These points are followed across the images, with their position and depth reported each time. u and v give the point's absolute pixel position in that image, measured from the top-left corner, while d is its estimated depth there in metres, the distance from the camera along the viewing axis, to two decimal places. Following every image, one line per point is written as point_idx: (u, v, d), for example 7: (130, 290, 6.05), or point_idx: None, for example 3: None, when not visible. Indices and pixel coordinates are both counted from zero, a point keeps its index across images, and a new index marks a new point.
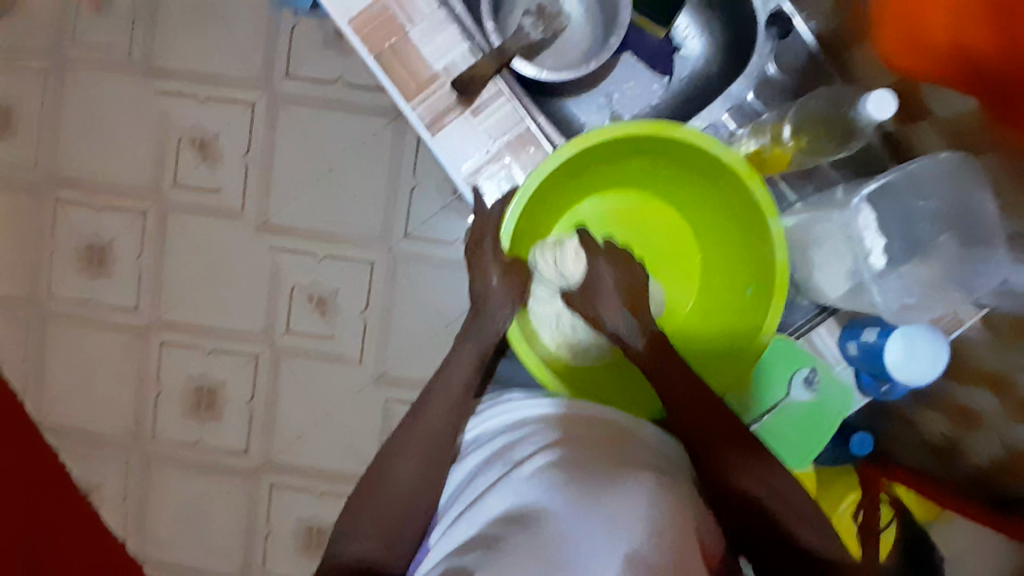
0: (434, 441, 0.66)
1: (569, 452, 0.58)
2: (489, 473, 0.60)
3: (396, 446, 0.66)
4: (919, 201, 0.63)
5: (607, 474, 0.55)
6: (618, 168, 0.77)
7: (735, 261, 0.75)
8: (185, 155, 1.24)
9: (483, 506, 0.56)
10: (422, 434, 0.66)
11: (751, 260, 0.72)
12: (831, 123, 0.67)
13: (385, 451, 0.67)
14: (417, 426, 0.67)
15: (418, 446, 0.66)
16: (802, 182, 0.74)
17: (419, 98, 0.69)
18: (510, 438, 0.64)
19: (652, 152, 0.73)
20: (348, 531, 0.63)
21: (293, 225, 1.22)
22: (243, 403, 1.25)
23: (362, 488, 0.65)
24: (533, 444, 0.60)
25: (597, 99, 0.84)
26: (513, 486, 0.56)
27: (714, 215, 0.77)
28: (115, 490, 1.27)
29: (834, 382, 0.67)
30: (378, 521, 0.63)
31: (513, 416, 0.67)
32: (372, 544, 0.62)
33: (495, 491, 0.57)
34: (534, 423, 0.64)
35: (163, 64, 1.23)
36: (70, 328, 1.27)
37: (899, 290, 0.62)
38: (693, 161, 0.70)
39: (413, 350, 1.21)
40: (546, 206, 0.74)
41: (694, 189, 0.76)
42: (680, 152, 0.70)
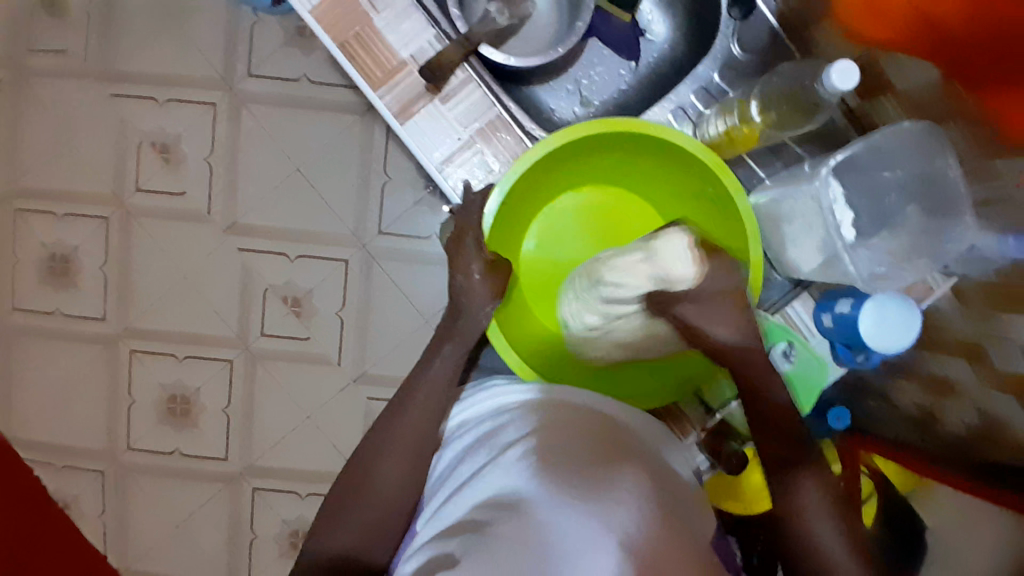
0: (420, 442, 0.64)
1: (553, 437, 0.58)
2: (474, 458, 0.60)
3: (375, 446, 0.63)
4: (884, 172, 0.65)
5: (591, 461, 0.55)
6: (590, 164, 0.77)
7: None
8: (147, 158, 1.20)
9: (470, 493, 0.55)
10: (404, 437, 0.64)
11: None
12: (797, 100, 0.66)
13: (367, 449, 0.64)
14: (397, 425, 0.64)
15: (402, 447, 0.63)
16: (773, 160, 0.75)
17: (386, 88, 0.68)
18: (494, 422, 0.63)
19: (625, 150, 0.74)
20: (331, 527, 0.62)
21: (263, 226, 1.19)
22: (220, 409, 1.22)
23: (343, 486, 0.63)
24: (518, 429, 0.60)
25: (567, 84, 0.83)
26: (497, 472, 0.55)
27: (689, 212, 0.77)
28: (91, 507, 1.23)
29: (811, 355, 0.67)
30: (359, 522, 0.61)
31: (495, 402, 0.67)
32: (353, 541, 0.61)
33: (480, 478, 0.56)
34: (517, 409, 0.64)
35: (120, 67, 1.20)
36: (35, 342, 1.23)
37: (870, 260, 0.62)
38: (662, 155, 0.71)
39: (392, 347, 1.20)
40: (524, 204, 0.75)
41: (665, 182, 0.77)
42: (649, 147, 0.71)
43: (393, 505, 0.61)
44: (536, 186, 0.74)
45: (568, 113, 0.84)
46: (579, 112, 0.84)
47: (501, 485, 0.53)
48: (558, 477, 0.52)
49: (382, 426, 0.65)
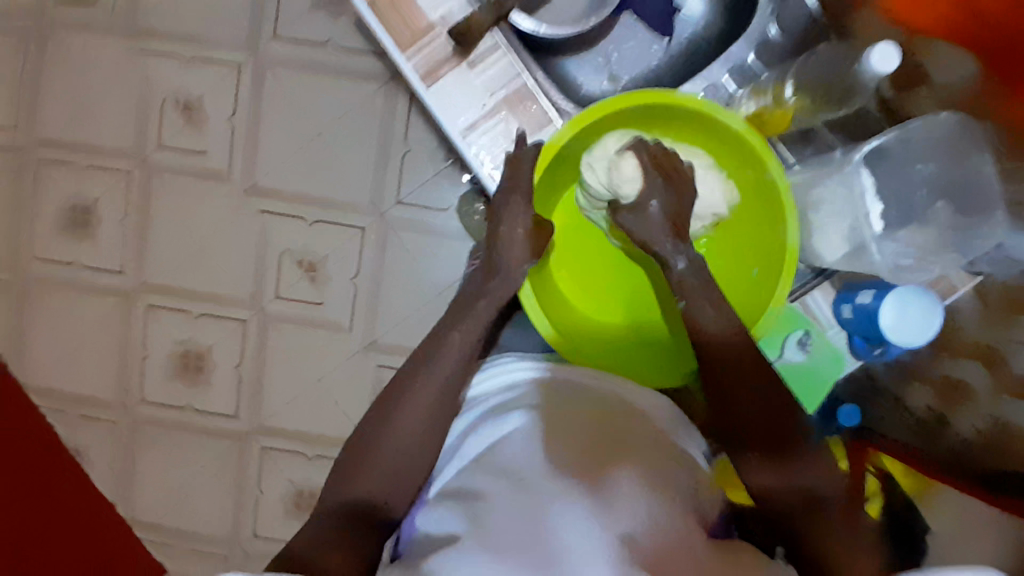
0: (440, 396, 0.63)
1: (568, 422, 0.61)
2: (489, 434, 0.62)
3: (397, 401, 0.63)
4: (916, 165, 0.62)
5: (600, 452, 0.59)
6: None
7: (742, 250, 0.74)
8: (171, 115, 1.20)
9: (489, 469, 0.58)
10: (425, 392, 0.63)
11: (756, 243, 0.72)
12: (829, 87, 0.64)
13: (387, 401, 0.64)
14: (420, 381, 0.63)
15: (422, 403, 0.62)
16: (801, 145, 0.72)
17: (414, 50, 0.68)
18: (506, 399, 0.65)
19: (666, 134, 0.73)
20: (348, 476, 0.61)
21: (282, 189, 1.20)
22: (232, 369, 1.24)
23: (360, 438, 0.62)
24: (533, 409, 0.63)
25: (596, 59, 0.82)
26: (514, 455, 0.59)
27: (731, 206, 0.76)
28: (102, 457, 1.26)
29: (826, 345, 0.67)
30: (376, 474, 0.60)
31: (511, 377, 0.68)
32: (371, 493, 0.60)
33: (494, 455, 0.59)
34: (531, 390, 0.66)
35: (147, 21, 1.20)
36: (53, 292, 1.25)
37: (893, 253, 0.62)
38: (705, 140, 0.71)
39: (404, 318, 1.20)
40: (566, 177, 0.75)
41: None
42: (691, 130, 0.71)
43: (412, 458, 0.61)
44: (574, 160, 0.73)
45: (596, 87, 0.82)
46: (608, 86, 0.83)
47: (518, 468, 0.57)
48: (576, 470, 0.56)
49: (403, 378, 0.64)
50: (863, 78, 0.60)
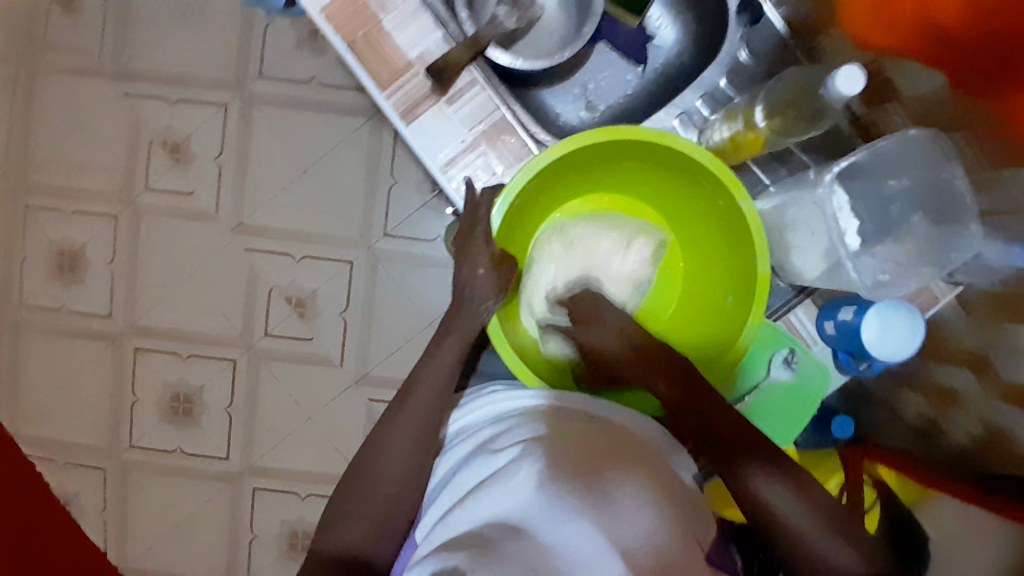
0: (423, 430, 0.63)
1: (553, 446, 0.57)
2: (472, 467, 0.58)
3: (380, 441, 0.63)
4: (887, 181, 0.63)
5: (591, 470, 0.55)
6: (604, 171, 0.76)
7: (717, 276, 0.76)
8: (157, 157, 1.21)
9: (473, 506, 0.54)
10: (408, 427, 0.63)
11: (732, 269, 0.72)
12: (800, 106, 0.65)
13: (370, 446, 0.63)
14: (402, 420, 0.64)
15: (405, 438, 0.63)
16: (775, 167, 0.75)
17: (393, 88, 0.69)
18: (494, 430, 0.62)
19: (630, 159, 0.73)
20: (335, 525, 0.60)
21: (269, 227, 1.20)
22: (222, 408, 1.23)
23: (346, 485, 0.62)
24: (518, 437, 0.59)
25: (573, 88, 0.84)
26: (498, 484, 0.54)
27: (704, 229, 0.76)
28: (92, 503, 1.23)
29: (812, 362, 0.66)
30: (363, 517, 0.60)
31: (502, 407, 0.66)
32: (359, 539, 0.59)
33: (482, 485, 0.55)
34: (518, 416, 0.63)
35: (133, 67, 1.21)
36: (41, 338, 1.24)
37: (873, 267, 0.62)
38: (671, 166, 0.71)
39: (394, 351, 1.20)
40: (538, 206, 0.75)
41: (674, 191, 0.76)
42: (656, 157, 0.70)
43: (398, 496, 0.60)
44: (540, 193, 0.73)
45: (574, 117, 0.84)
46: (585, 116, 0.84)
47: (504, 501, 0.52)
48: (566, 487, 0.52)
49: (384, 421, 0.64)
50: (830, 101, 0.61)
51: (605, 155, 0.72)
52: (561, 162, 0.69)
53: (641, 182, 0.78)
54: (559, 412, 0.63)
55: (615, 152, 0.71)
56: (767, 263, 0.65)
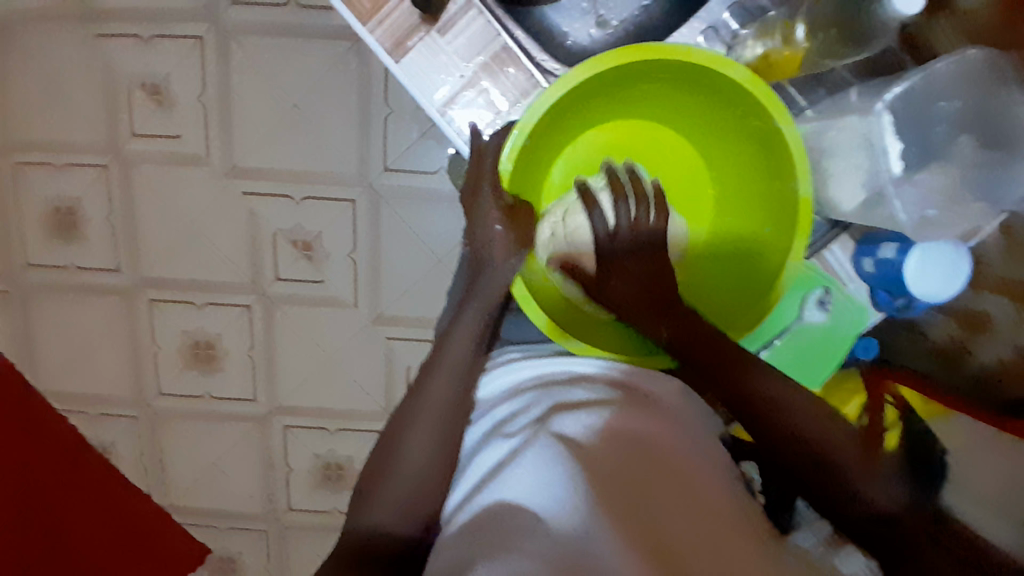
0: (448, 406, 0.62)
1: (556, 419, 0.57)
2: (485, 451, 0.59)
3: (402, 423, 0.62)
4: (937, 102, 0.57)
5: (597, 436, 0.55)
6: (621, 96, 0.70)
7: (752, 201, 0.70)
8: (139, 101, 1.14)
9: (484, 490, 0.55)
10: (430, 403, 0.62)
11: (769, 199, 0.67)
12: (846, 25, 0.60)
13: (393, 426, 0.63)
14: (423, 397, 0.63)
15: (427, 414, 0.62)
16: (814, 87, 0.65)
17: (376, 21, 0.61)
18: (510, 408, 0.63)
19: (652, 79, 0.66)
20: (364, 509, 0.60)
21: (264, 169, 1.15)
22: (243, 353, 1.23)
23: (371, 470, 0.62)
24: (528, 417, 0.60)
25: (581, 2, 0.74)
26: (507, 469, 0.54)
27: (734, 151, 0.70)
28: (131, 450, 1.28)
29: (846, 300, 0.62)
30: (393, 496, 0.59)
31: (520, 378, 0.67)
32: (390, 519, 0.57)
33: (495, 473, 0.55)
34: (534, 391, 0.64)
35: (97, 1, 1.11)
36: (53, 296, 1.23)
37: (917, 200, 0.56)
38: (701, 85, 0.64)
39: (408, 287, 1.18)
40: (551, 141, 0.69)
41: (700, 111, 0.69)
42: (684, 76, 0.63)
43: (426, 473, 0.59)
44: (556, 124, 0.66)
45: (584, 36, 0.75)
46: (596, 34, 0.75)
47: (511, 480, 0.53)
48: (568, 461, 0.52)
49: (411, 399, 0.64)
50: (886, 19, 0.57)
51: (623, 78, 0.65)
52: (578, 89, 0.62)
53: (652, 107, 0.72)
54: (569, 383, 0.63)
55: (636, 73, 0.64)
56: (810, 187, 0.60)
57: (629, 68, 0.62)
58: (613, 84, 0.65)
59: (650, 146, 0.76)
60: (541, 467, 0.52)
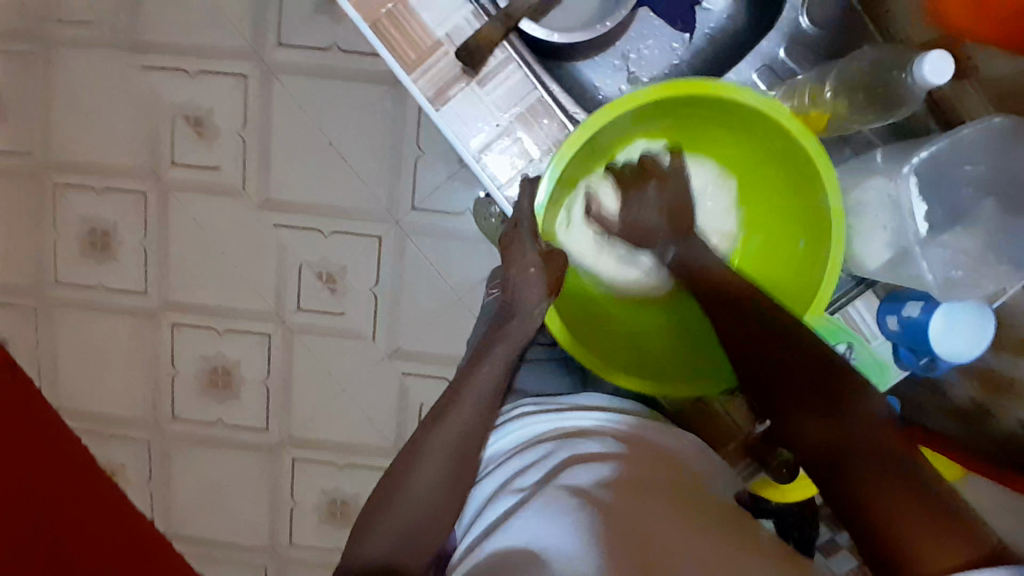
0: (463, 439, 0.61)
1: (567, 471, 0.57)
2: (495, 504, 0.58)
3: (417, 447, 0.61)
4: (962, 166, 0.59)
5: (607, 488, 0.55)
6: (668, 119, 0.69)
7: (787, 218, 0.70)
8: (181, 132, 1.19)
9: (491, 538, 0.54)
10: (446, 438, 0.61)
11: (801, 216, 0.67)
12: (875, 90, 0.60)
13: (405, 455, 0.61)
14: (441, 432, 0.61)
15: (446, 453, 0.60)
16: (839, 147, 0.67)
17: (420, 70, 0.65)
18: (522, 462, 0.63)
19: (688, 109, 0.66)
20: (366, 535, 0.57)
21: (295, 202, 1.18)
22: (259, 382, 1.24)
23: (380, 493, 0.60)
24: (540, 469, 0.60)
25: (613, 60, 0.77)
26: (512, 524, 0.53)
27: (767, 171, 0.70)
28: (140, 473, 1.28)
29: (872, 357, 0.62)
30: (398, 522, 0.57)
31: (530, 433, 0.67)
32: (394, 550, 0.56)
33: (501, 527, 0.54)
34: (549, 443, 0.63)
35: (151, 38, 1.18)
36: (80, 315, 1.26)
37: (943, 260, 0.58)
38: (732, 117, 0.65)
39: (427, 325, 1.19)
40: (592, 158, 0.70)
41: (735, 137, 0.69)
42: (715, 108, 0.64)
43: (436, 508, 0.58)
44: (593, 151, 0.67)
45: (614, 92, 0.77)
46: (626, 90, 0.77)
47: (520, 528, 0.52)
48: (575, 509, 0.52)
49: (430, 422, 0.63)
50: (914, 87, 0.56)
51: (661, 107, 0.65)
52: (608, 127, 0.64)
53: (691, 138, 0.73)
54: (583, 437, 0.63)
55: (674, 104, 0.64)
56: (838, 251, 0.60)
57: (676, 103, 0.64)
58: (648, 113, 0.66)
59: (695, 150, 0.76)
60: (550, 519, 0.52)
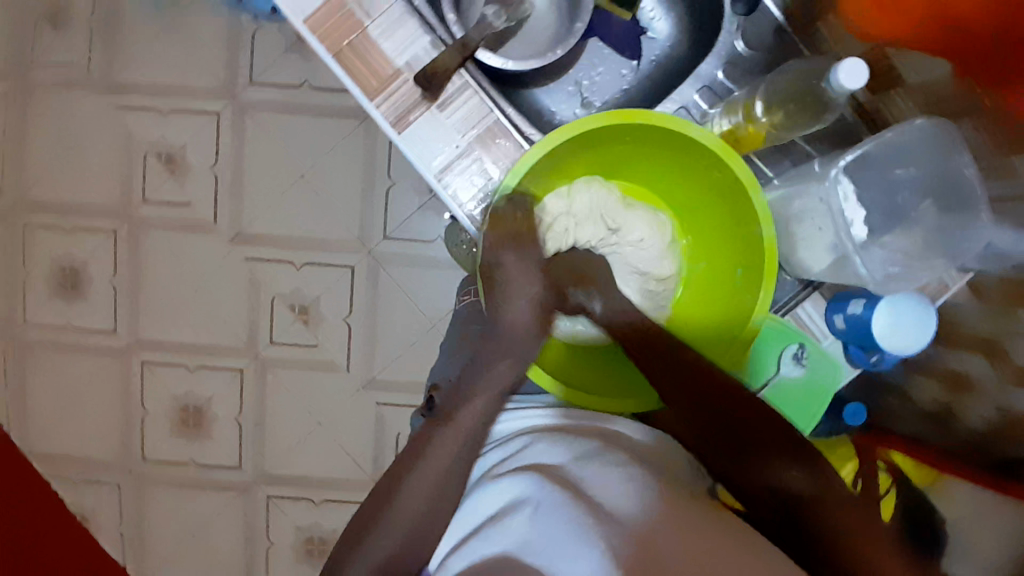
0: (455, 455, 0.64)
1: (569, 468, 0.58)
2: (490, 490, 0.60)
3: (407, 458, 0.64)
4: (896, 169, 0.63)
5: (608, 487, 0.55)
6: (620, 149, 0.73)
7: (728, 246, 0.73)
8: (153, 170, 1.21)
9: (492, 528, 0.55)
10: (440, 453, 0.63)
11: (736, 242, 0.71)
12: (804, 97, 0.64)
13: (392, 479, 0.64)
14: (417, 458, 0.64)
15: (431, 472, 0.62)
16: (778, 158, 0.72)
17: (382, 97, 0.67)
18: (512, 452, 0.64)
19: (636, 141, 0.70)
20: (356, 549, 0.60)
21: (268, 235, 1.19)
22: (232, 418, 1.23)
23: (371, 506, 0.63)
24: (535, 461, 0.60)
25: (568, 86, 0.81)
26: (512, 515, 0.54)
27: (706, 200, 0.73)
28: (109, 517, 1.24)
29: (822, 357, 0.66)
30: (382, 538, 0.60)
31: (512, 427, 0.69)
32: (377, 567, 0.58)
33: (501, 520, 0.55)
34: (532, 436, 0.65)
35: (125, 79, 1.20)
36: (50, 356, 1.24)
37: (881, 261, 0.61)
38: (670, 147, 0.69)
39: (401, 353, 1.20)
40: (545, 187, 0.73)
41: (677, 168, 0.73)
42: (658, 140, 0.68)
43: (424, 522, 0.60)
44: (547, 174, 0.70)
45: (569, 115, 0.81)
46: (581, 113, 0.81)
47: (520, 525, 0.53)
48: (567, 505, 0.52)
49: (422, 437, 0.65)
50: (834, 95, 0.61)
51: (611, 137, 0.69)
52: (559, 152, 0.66)
53: (639, 166, 0.76)
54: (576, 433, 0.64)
55: (622, 134, 0.68)
56: (771, 232, 0.64)
57: (630, 127, 0.66)
58: (600, 139, 0.69)
59: (650, 178, 0.78)
60: (547, 514, 0.52)
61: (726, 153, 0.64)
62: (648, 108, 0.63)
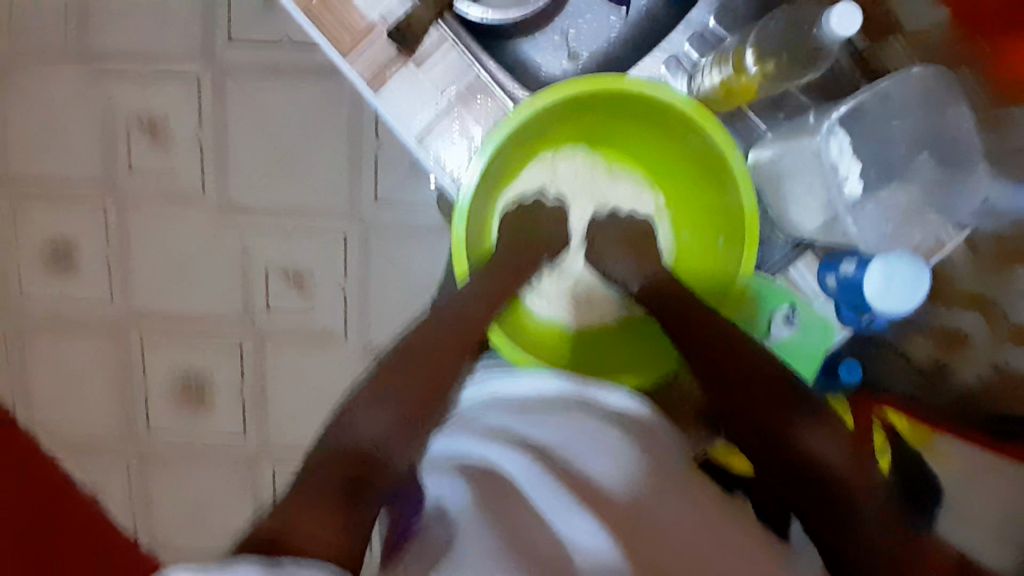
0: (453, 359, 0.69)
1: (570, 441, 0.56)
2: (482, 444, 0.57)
3: (414, 355, 0.69)
4: (892, 122, 0.60)
5: (596, 460, 0.54)
6: (593, 119, 0.73)
7: (706, 215, 0.73)
8: (137, 138, 1.18)
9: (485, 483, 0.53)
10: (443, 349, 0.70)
11: (716, 210, 0.70)
12: (798, 47, 0.61)
13: (396, 365, 0.69)
14: (412, 374, 0.67)
15: (433, 368, 0.68)
16: (772, 112, 0.69)
17: (357, 55, 0.65)
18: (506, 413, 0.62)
19: (610, 111, 0.70)
20: (352, 424, 0.62)
21: (258, 203, 1.17)
22: (231, 386, 1.23)
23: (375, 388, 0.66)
24: (535, 427, 0.58)
25: (553, 37, 0.78)
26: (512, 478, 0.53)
27: (684, 168, 0.73)
28: (116, 486, 1.27)
29: (813, 317, 0.65)
30: (362, 434, 0.60)
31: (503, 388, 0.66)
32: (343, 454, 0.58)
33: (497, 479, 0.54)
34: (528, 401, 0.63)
35: (101, 44, 1.16)
36: (48, 329, 1.24)
37: (875, 220, 0.60)
38: (644, 114, 0.68)
39: (397, 318, 1.19)
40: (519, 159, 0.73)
41: (653, 138, 0.72)
42: (632, 108, 0.68)
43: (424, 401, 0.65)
44: (519, 147, 0.70)
45: (555, 68, 0.78)
46: (567, 67, 0.78)
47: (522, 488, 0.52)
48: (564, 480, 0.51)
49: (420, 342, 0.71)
50: (828, 41, 0.57)
51: (584, 106, 0.68)
52: (535, 120, 0.66)
53: (616, 137, 0.76)
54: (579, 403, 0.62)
55: (595, 104, 0.68)
56: (750, 197, 0.63)
57: (602, 96, 0.65)
58: (572, 111, 0.69)
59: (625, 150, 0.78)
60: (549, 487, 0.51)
61: (701, 117, 0.62)
62: (620, 75, 0.62)
